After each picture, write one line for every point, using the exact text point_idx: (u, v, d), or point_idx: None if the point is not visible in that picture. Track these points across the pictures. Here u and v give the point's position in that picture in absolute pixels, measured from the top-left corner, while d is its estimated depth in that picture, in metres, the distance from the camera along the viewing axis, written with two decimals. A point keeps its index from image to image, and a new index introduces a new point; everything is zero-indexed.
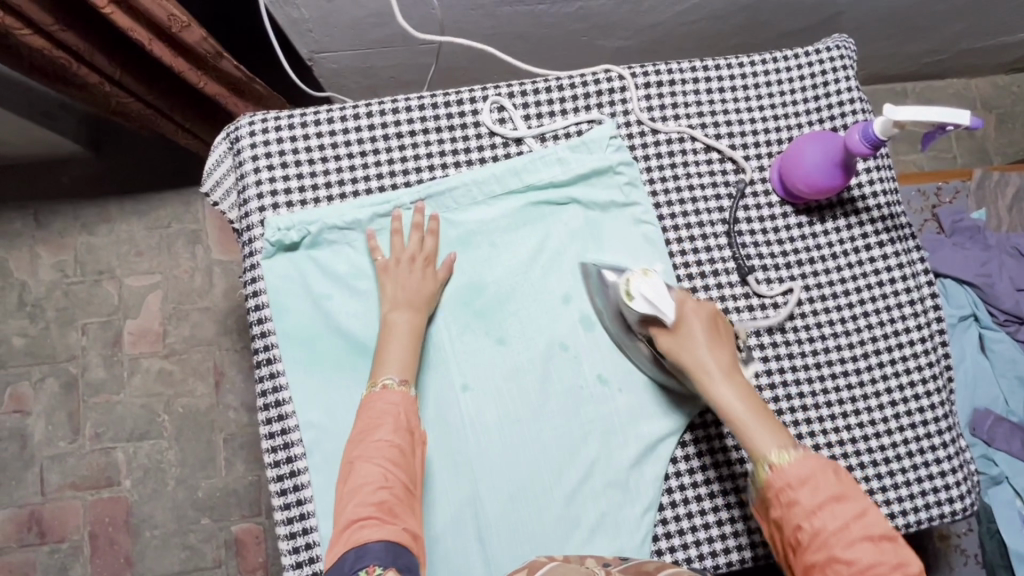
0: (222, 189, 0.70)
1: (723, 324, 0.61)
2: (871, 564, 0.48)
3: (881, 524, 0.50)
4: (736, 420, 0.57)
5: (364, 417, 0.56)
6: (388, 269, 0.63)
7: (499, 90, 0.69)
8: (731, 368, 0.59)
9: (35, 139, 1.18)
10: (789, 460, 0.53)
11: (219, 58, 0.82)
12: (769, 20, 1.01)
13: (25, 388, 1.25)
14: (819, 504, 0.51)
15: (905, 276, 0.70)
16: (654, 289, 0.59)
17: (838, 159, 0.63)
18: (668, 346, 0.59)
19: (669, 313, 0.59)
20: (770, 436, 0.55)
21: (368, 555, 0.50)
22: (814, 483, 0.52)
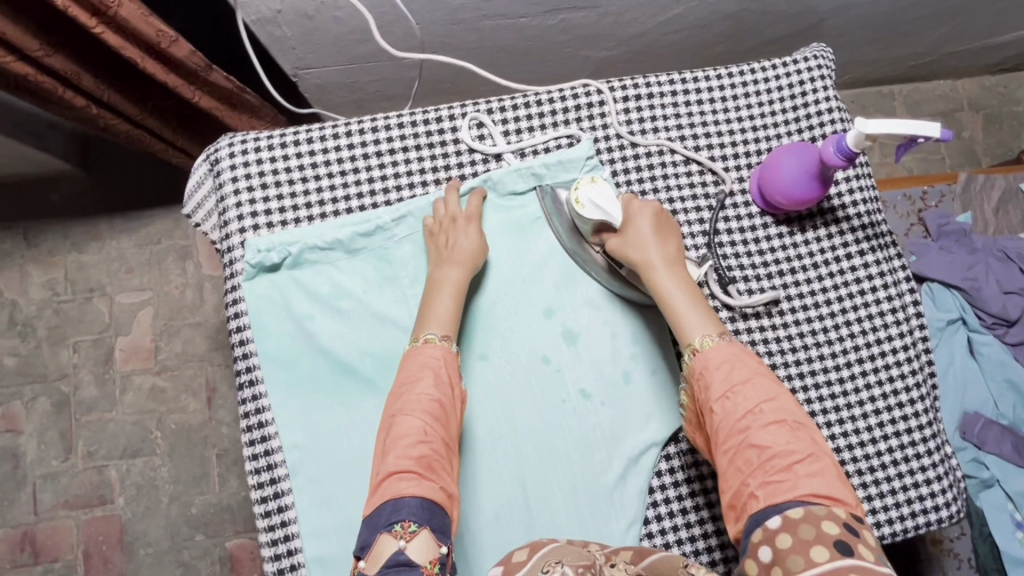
0: (203, 211, 0.70)
1: (671, 222, 0.64)
2: (782, 447, 0.51)
3: (791, 410, 0.53)
4: (674, 311, 0.60)
5: (405, 371, 0.57)
6: (436, 229, 0.64)
7: (478, 107, 0.69)
8: (675, 259, 0.62)
9: (23, 159, 1.18)
10: (712, 344, 0.57)
11: (209, 70, 0.82)
12: (752, 28, 1.02)
13: (17, 408, 1.25)
14: (733, 390, 0.54)
15: (886, 284, 0.70)
16: (602, 195, 0.63)
17: (815, 170, 0.64)
18: (617, 247, 0.63)
19: (617, 216, 0.63)
20: (702, 324, 0.59)
21: (404, 509, 0.50)
22: (730, 368, 0.56)
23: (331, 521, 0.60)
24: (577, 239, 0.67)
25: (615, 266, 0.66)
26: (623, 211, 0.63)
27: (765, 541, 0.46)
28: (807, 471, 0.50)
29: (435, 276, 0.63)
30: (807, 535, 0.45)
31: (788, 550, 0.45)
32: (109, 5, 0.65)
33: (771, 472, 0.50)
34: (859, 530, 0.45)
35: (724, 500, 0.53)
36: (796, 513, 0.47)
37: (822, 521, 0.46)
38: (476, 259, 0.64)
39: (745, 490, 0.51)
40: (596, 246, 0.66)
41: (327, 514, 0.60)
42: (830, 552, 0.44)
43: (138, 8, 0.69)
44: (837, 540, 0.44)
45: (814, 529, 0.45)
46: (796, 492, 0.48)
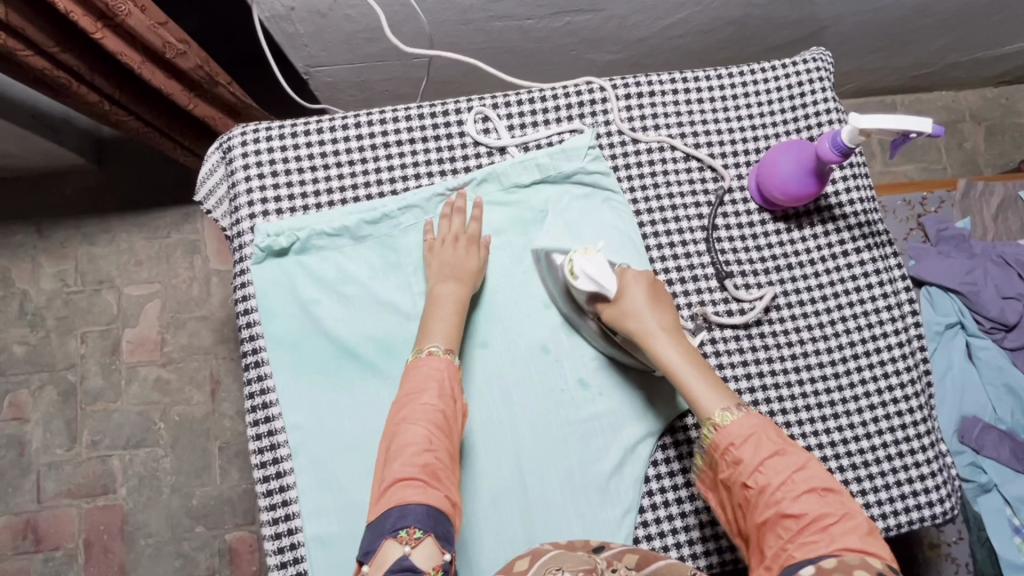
0: (214, 198, 0.72)
1: (664, 291, 0.64)
2: (815, 510, 0.50)
3: (824, 478, 0.53)
4: (682, 382, 0.59)
5: (410, 381, 0.58)
6: (436, 247, 0.66)
7: (483, 102, 0.71)
8: (673, 329, 0.62)
9: (39, 151, 1.21)
10: (732, 418, 0.56)
11: (213, 83, 0.86)
12: (754, 35, 1.03)
13: (24, 396, 1.27)
14: (761, 459, 0.54)
15: (881, 281, 0.71)
16: (596, 266, 0.62)
17: (812, 167, 0.65)
18: (613, 319, 0.62)
19: (611, 287, 0.62)
20: (714, 396, 0.58)
21: (409, 516, 0.51)
22: (755, 439, 0.55)
23: (331, 502, 0.61)
24: (573, 307, 0.66)
25: (609, 333, 0.65)
26: (616, 284, 0.62)
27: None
28: (842, 530, 0.49)
29: (435, 293, 0.63)
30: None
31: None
32: (118, 12, 0.68)
33: (806, 535, 0.50)
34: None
35: (761, 566, 0.52)
36: (831, 565, 0.47)
37: (855, 571, 0.46)
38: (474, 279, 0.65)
39: (781, 554, 0.50)
40: (592, 317, 0.65)
41: (328, 495, 0.62)
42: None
43: (146, 17, 0.71)
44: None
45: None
46: (831, 548, 0.48)
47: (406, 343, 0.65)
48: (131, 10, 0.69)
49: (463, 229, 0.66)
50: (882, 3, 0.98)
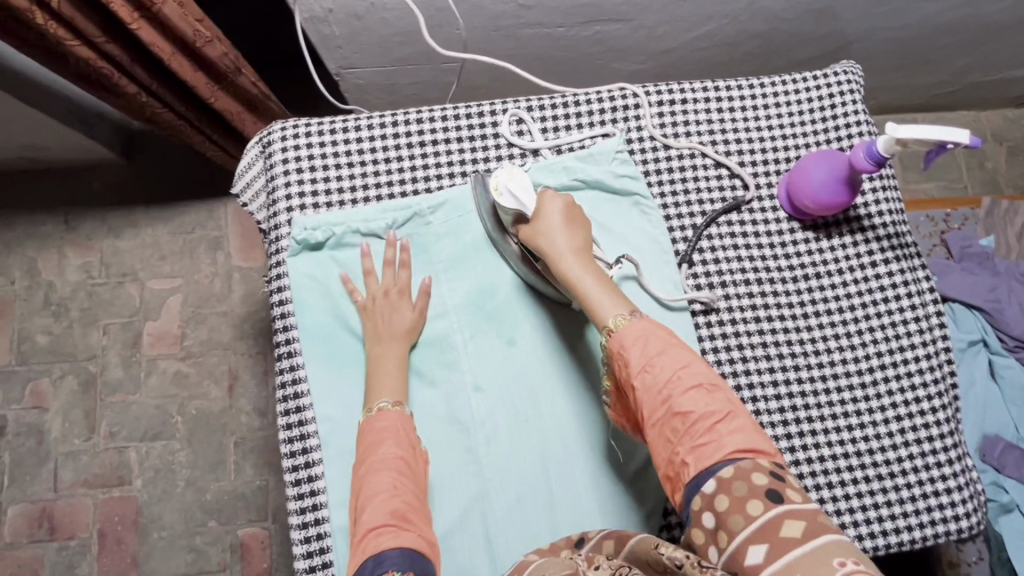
0: (251, 191, 0.74)
1: (582, 213, 0.65)
2: (703, 409, 0.52)
3: (706, 373, 0.54)
4: (585, 292, 0.60)
5: (366, 438, 0.60)
6: (369, 306, 0.66)
7: (518, 105, 0.73)
8: (583, 247, 0.62)
9: (71, 144, 1.23)
10: (625, 323, 0.57)
11: (237, 73, 0.88)
12: (780, 48, 1.04)
13: (45, 385, 1.28)
14: (649, 361, 0.54)
15: (909, 293, 0.71)
16: (517, 184, 0.64)
17: (844, 176, 0.66)
18: (528, 235, 0.64)
19: (530, 207, 0.64)
20: (612, 304, 0.59)
21: (387, 561, 0.51)
22: (646, 343, 0.55)
23: None
24: (498, 228, 0.68)
25: (530, 258, 0.66)
26: (536, 201, 0.64)
27: (705, 508, 0.48)
28: (729, 428, 0.51)
29: (374, 354, 0.64)
30: (741, 491, 0.47)
31: (728, 512, 0.46)
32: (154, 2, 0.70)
33: (697, 436, 0.51)
34: (784, 475, 0.48)
35: (660, 474, 0.53)
36: (728, 473, 0.48)
37: (751, 474, 0.48)
38: (414, 330, 0.66)
39: (676, 460, 0.51)
40: (514, 239, 0.67)
41: None
42: (764, 503, 0.46)
43: (179, 7, 0.74)
44: (767, 490, 0.46)
45: (746, 485, 0.47)
46: (722, 452, 0.50)
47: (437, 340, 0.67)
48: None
49: (394, 283, 0.67)
50: (909, 20, 0.99)
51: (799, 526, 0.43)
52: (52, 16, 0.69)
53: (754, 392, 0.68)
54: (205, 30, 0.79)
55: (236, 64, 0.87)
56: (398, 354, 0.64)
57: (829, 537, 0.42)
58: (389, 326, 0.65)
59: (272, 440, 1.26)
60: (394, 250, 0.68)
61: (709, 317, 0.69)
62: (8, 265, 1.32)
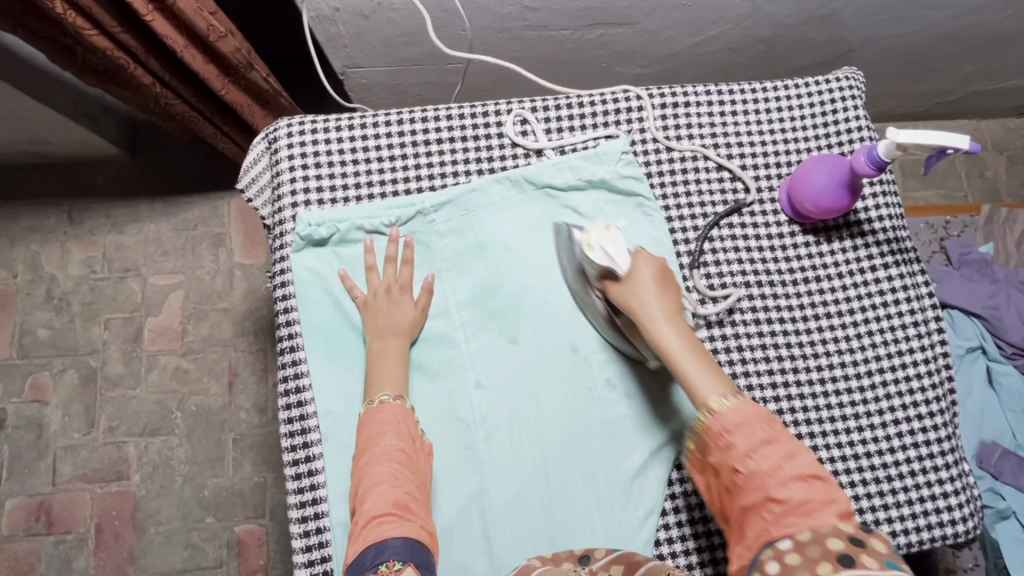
0: (256, 187, 0.75)
1: (675, 279, 0.63)
2: (802, 496, 0.49)
3: (812, 464, 0.51)
4: (683, 367, 0.58)
5: (367, 429, 0.60)
6: (369, 303, 0.66)
7: (523, 105, 0.73)
8: (678, 316, 0.61)
9: (76, 139, 1.24)
10: (730, 405, 0.54)
11: (249, 68, 0.88)
12: (783, 54, 1.05)
13: (45, 379, 1.28)
14: (752, 445, 0.52)
15: (908, 298, 0.72)
16: (613, 243, 0.63)
17: (845, 181, 0.66)
18: (620, 296, 0.62)
19: (623, 265, 0.62)
20: (714, 385, 0.56)
21: (388, 550, 0.52)
22: (749, 428, 0.53)
23: None
24: (583, 284, 0.67)
25: (614, 315, 0.65)
26: (630, 262, 0.62)
27: (773, 558, 0.47)
28: (827, 515, 0.48)
29: (375, 348, 0.64)
30: (815, 553, 0.45)
31: (796, 568, 0.45)
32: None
33: (791, 519, 0.49)
34: (865, 539, 0.45)
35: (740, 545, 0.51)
36: (805, 537, 0.47)
37: (828, 541, 0.46)
38: (416, 324, 0.66)
39: (763, 537, 0.49)
40: (598, 294, 0.66)
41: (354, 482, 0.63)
42: (834, 566, 0.44)
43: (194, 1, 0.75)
44: (842, 555, 0.44)
45: (820, 548, 0.46)
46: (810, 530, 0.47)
47: (439, 337, 0.68)
48: None
49: (395, 279, 0.67)
50: (911, 29, 1.00)
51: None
52: (71, 7, 0.70)
53: (753, 394, 0.69)
54: (219, 24, 0.80)
55: (248, 59, 0.87)
56: (400, 347, 0.65)
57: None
58: (391, 323, 0.65)
59: (270, 437, 1.26)
60: (397, 246, 0.68)
61: (709, 318, 0.70)
62: (11, 258, 1.33)
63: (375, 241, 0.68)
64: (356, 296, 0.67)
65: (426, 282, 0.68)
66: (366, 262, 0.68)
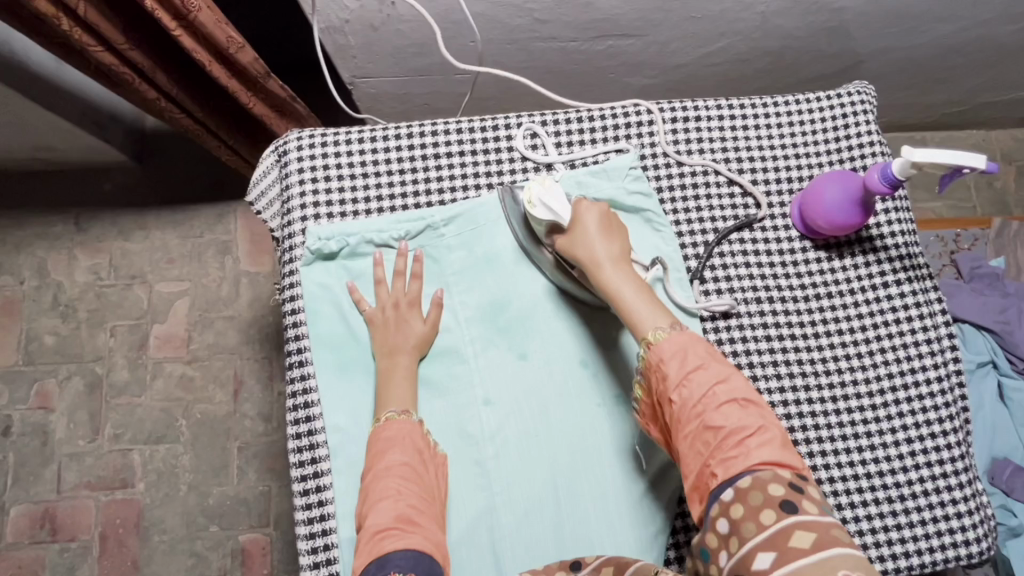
0: (265, 199, 0.74)
1: (618, 221, 0.65)
2: (734, 424, 0.52)
3: (744, 391, 0.54)
4: (624, 304, 0.60)
5: (373, 447, 0.60)
6: (377, 317, 0.66)
7: (533, 119, 0.73)
8: (622, 256, 0.63)
9: (84, 146, 1.24)
10: (664, 336, 0.57)
11: (267, 78, 0.86)
12: (792, 66, 1.05)
13: (51, 385, 1.29)
14: (686, 374, 0.55)
15: (921, 315, 0.71)
16: (552, 197, 0.64)
17: (857, 198, 0.66)
18: (566, 247, 0.64)
19: (566, 216, 0.64)
20: (653, 316, 0.59)
21: (390, 564, 0.52)
22: (683, 357, 0.56)
23: None
24: (532, 239, 0.68)
25: (566, 267, 0.66)
26: (571, 211, 0.64)
27: (721, 513, 0.49)
28: (757, 444, 0.51)
29: (385, 366, 0.64)
30: (755, 500, 0.47)
31: (742, 519, 0.47)
32: (191, 9, 0.70)
33: (725, 450, 0.51)
34: (803, 486, 0.49)
35: (687, 484, 0.53)
36: (745, 482, 0.49)
37: (768, 485, 0.48)
38: (426, 340, 0.66)
39: (704, 472, 0.52)
40: (548, 248, 0.67)
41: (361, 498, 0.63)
42: (776, 513, 0.46)
43: (214, 15, 0.74)
44: (783, 501, 0.47)
45: (761, 494, 0.48)
46: (747, 464, 0.50)
47: (447, 353, 0.67)
48: (201, 7, 0.71)
49: (404, 294, 0.67)
50: (921, 41, 0.99)
51: (809, 537, 0.44)
52: (77, 22, 0.70)
53: None
54: (238, 36, 0.78)
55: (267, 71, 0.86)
56: (409, 363, 0.64)
57: (837, 551, 0.43)
58: (400, 339, 0.65)
59: (275, 446, 1.26)
60: (406, 260, 0.68)
61: (719, 334, 0.69)
62: (18, 265, 1.33)
63: (385, 255, 0.68)
64: (363, 309, 0.67)
65: (435, 296, 0.67)
66: (375, 274, 0.68)
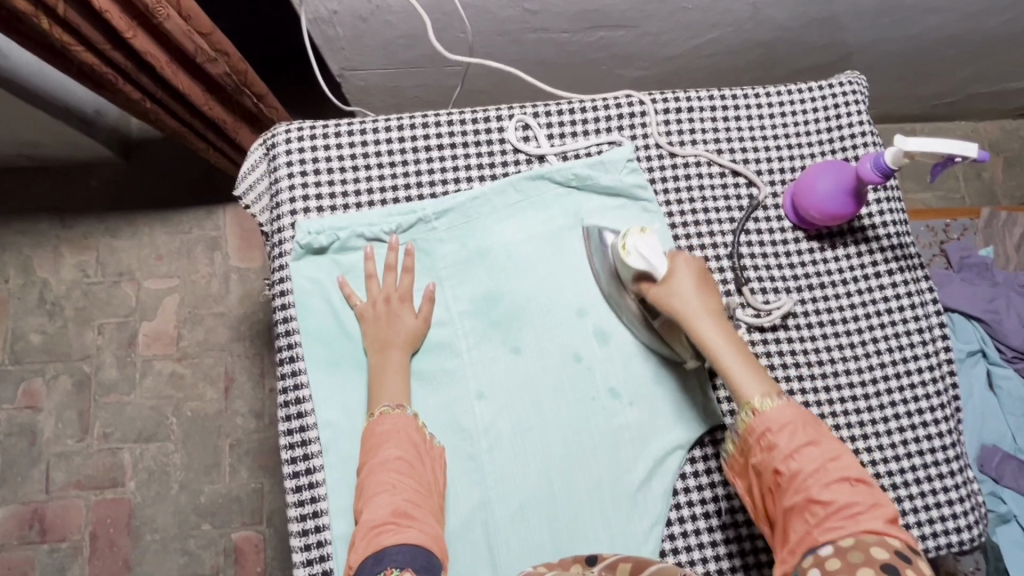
0: (254, 193, 0.74)
1: (710, 276, 0.63)
2: (845, 498, 0.51)
3: (857, 469, 0.53)
4: (726, 364, 0.59)
5: (368, 442, 0.60)
6: (368, 311, 0.65)
7: (524, 110, 0.72)
8: (720, 314, 0.61)
9: (68, 142, 1.22)
10: (773, 405, 0.56)
11: (239, 91, 0.90)
12: (783, 57, 1.05)
13: (38, 385, 1.27)
14: (796, 447, 0.54)
15: (912, 304, 0.71)
16: (649, 246, 0.62)
17: (850, 188, 0.66)
18: (659, 297, 0.61)
19: (662, 268, 0.62)
20: (757, 382, 0.58)
21: (386, 558, 0.52)
22: (791, 429, 0.55)
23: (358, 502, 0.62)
24: (615, 286, 0.66)
25: (649, 317, 0.65)
26: (667, 263, 0.62)
27: (815, 565, 0.49)
28: (867, 515, 0.50)
29: (378, 362, 0.64)
30: (856, 558, 0.48)
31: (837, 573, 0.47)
32: (157, 15, 0.68)
33: (832, 518, 0.51)
34: (913, 557, 0.48)
35: (784, 547, 0.53)
36: (847, 542, 0.49)
37: (875, 552, 0.48)
38: (418, 335, 0.65)
39: (805, 537, 0.51)
40: (631, 294, 0.65)
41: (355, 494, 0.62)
42: None
43: (184, 23, 0.73)
44: (886, 563, 0.47)
45: (863, 555, 0.48)
46: (855, 531, 0.49)
47: (440, 346, 0.67)
48: (169, 14, 0.70)
49: (396, 289, 0.66)
50: (912, 31, 1.00)
51: None
52: (59, 23, 0.67)
53: None
54: (210, 45, 0.79)
55: (241, 79, 0.88)
56: (401, 358, 0.64)
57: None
58: (393, 333, 0.64)
59: (266, 443, 1.25)
60: (397, 254, 0.67)
61: None
62: (3, 262, 1.31)
63: (376, 249, 0.67)
64: (354, 304, 0.66)
65: (428, 290, 0.67)
66: (366, 269, 0.67)
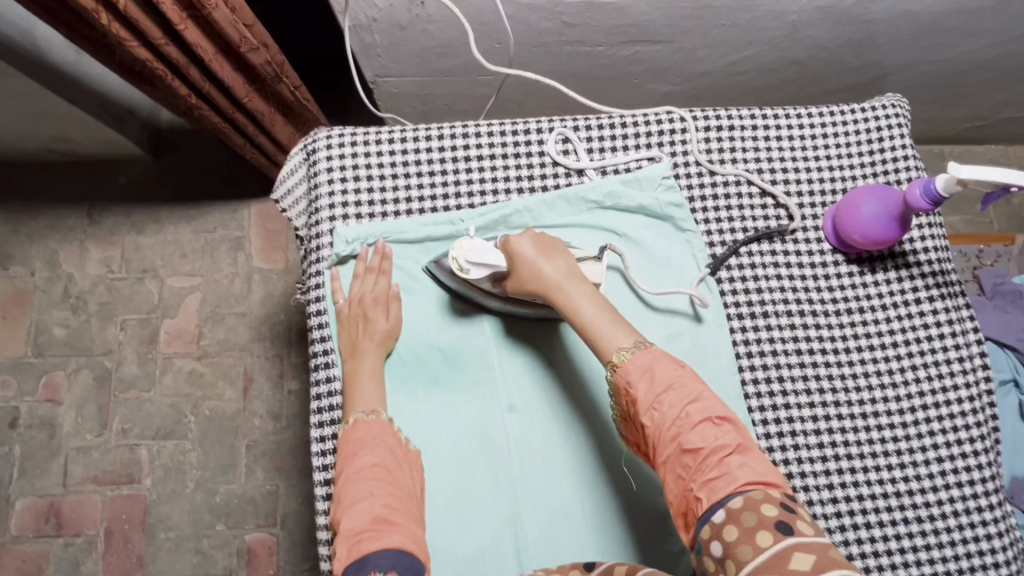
0: (292, 197, 0.74)
1: (552, 239, 0.63)
2: (713, 443, 0.49)
3: (718, 406, 0.51)
4: (584, 324, 0.57)
5: (343, 452, 0.58)
6: (346, 309, 0.65)
7: (565, 123, 0.72)
8: (570, 274, 0.60)
9: (100, 138, 1.24)
10: (628, 355, 0.54)
11: (277, 79, 0.88)
12: (818, 75, 1.04)
13: (59, 378, 1.27)
14: (657, 395, 0.52)
15: (953, 332, 0.70)
16: (478, 248, 0.62)
17: (896, 213, 0.65)
18: (517, 288, 0.61)
19: (501, 260, 0.62)
20: (614, 334, 0.56)
21: (369, 564, 0.48)
22: (651, 373, 0.53)
23: None
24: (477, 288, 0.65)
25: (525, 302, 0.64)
26: (504, 252, 0.62)
27: (714, 537, 0.46)
28: (740, 462, 0.49)
29: (350, 366, 0.64)
30: (750, 522, 0.45)
31: (736, 543, 0.45)
32: (206, 6, 0.68)
33: (706, 471, 0.49)
34: (795, 507, 0.47)
35: (673, 510, 0.51)
36: (737, 503, 0.47)
37: (761, 505, 0.46)
38: (390, 336, 0.65)
39: (688, 496, 0.50)
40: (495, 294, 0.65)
41: None
42: (772, 535, 0.44)
43: (230, 13, 0.73)
44: (777, 521, 0.45)
45: (755, 515, 0.46)
46: (733, 486, 0.48)
47: (471, 357, 0.67)
48: (217, 4, 0.70)
49: (372, 292, 0.65)
50: (948, 55, 0.99)
51: (809, 559, 0.43)
52: (117, 17, 0.68)
53: (794, 426, 0.67)
54: (253, 36, 0.78)
55: (279, 69, 0.87)
56: (374, 362, 0.63)
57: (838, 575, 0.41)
58: (366, 336, 0.64)
59: (284, 446, 1.25)
60: (377, 257, 0.67)
61: (749, 347, 0.69)
62: (29, 256, 1.32)
63: (367, 250, 0.67)
64: (338, 299, 0.66)
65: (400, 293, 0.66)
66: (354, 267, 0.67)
